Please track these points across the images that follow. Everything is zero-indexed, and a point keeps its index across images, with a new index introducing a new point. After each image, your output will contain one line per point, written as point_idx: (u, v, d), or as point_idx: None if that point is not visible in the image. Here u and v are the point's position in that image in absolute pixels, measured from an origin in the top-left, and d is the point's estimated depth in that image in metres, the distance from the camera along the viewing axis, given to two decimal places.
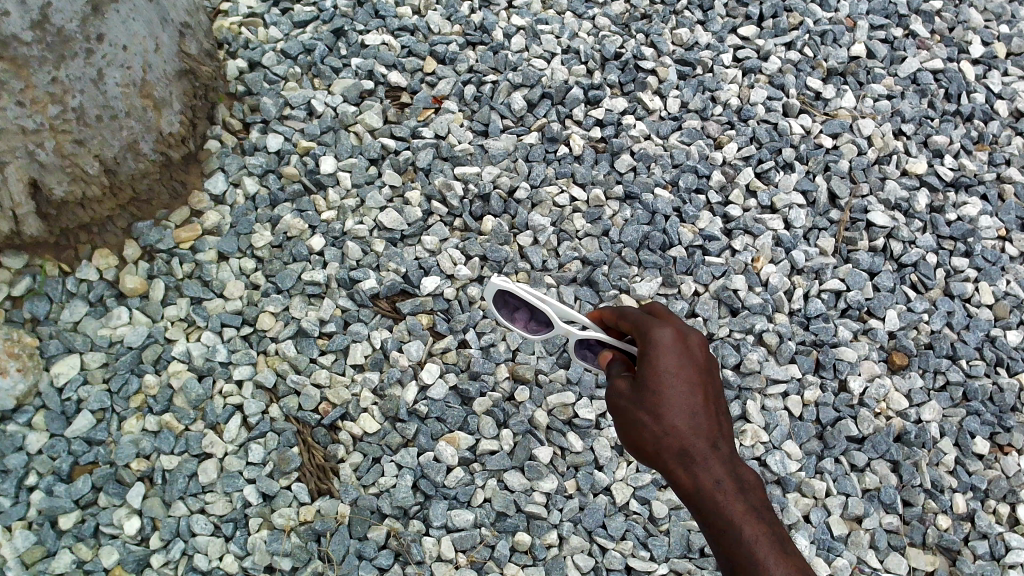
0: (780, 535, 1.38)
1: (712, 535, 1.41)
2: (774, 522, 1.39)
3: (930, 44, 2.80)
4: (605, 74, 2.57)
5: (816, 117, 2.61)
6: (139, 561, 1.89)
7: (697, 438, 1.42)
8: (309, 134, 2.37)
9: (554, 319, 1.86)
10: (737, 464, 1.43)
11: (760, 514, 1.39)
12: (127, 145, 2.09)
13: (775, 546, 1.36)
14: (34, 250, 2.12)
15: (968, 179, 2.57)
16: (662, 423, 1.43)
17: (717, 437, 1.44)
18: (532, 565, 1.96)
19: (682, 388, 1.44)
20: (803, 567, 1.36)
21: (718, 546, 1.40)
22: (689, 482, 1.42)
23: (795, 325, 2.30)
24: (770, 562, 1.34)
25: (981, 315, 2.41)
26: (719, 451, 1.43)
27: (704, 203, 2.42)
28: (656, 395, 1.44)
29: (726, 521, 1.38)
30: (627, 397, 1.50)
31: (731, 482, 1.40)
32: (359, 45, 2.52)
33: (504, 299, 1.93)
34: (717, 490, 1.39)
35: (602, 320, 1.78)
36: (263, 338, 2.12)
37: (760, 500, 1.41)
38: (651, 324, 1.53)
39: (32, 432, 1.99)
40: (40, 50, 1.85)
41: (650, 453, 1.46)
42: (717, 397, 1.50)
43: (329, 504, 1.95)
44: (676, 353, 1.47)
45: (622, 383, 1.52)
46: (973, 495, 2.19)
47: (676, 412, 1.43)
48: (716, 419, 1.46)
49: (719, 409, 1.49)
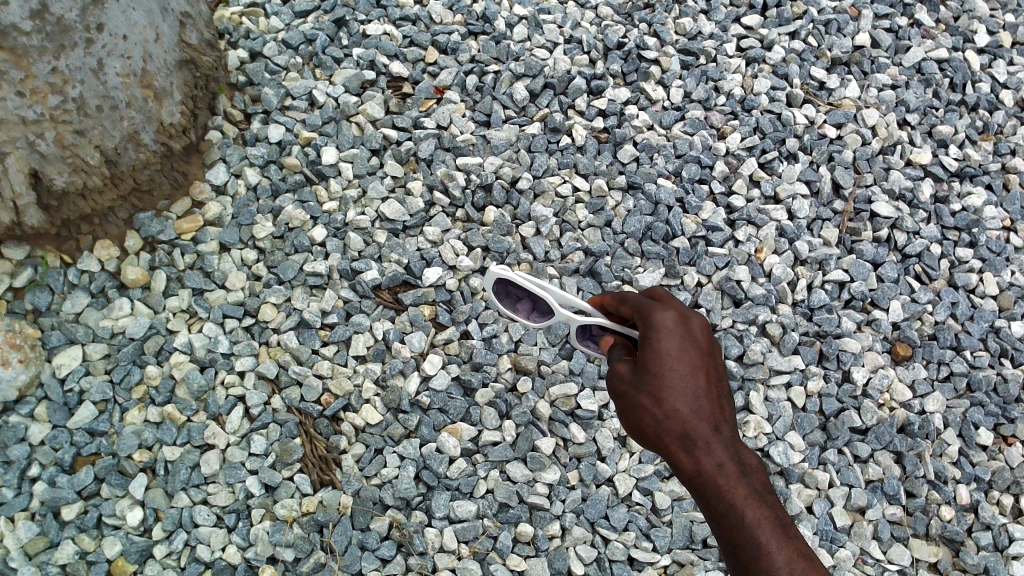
0: (783, 519, 1.37)
1: (714, 520, 1.40)
2: (776, 506, 1.39)
3: (935, 33, 2.78)
4: (607, 64, 2.55)
5: (820, 107, 2.60)
6: (142, 552, 1.90)
7: (698, 421, 1.42)
8: (311, 125, 2.35)
9: (554, 307, 1.90)
10: (739, 449, 1.42)
11: (763, 498, 1.38)
12: (127, 135, 2.08)
13: (778, 530, 1.35)
14: (35, 241, 2.11)
15: (973, 169, 2.56)
16: (663, 406, 1.43)
17: (719, 421, 1.44)
18: (535, 557, 1.95)
19: (683, 371, 1.44)
20: (806, 553, 1.35)
21: (720, 531, 1.39)
22: (691, 466, 1.41)
23: (798, 316, 2.29)
24: (772, 546, 1.34)
25: (986, 306, 2.40)
26: (721, 435, 1.42)
27: (707, 194, 2.40)
28: (657, 378, 1.44)
29: (728, 505, 1.37)
30: (627, 381, 1.49)
31: (733, 466, 1.39)
32: (360, 35, 2.50)
33: (505, 288, 1.98)
34: (719, 474, 1.39)
35: (603, 304, 1.80)
36: (265, 330, 2.12)
37: (762, 485, 1.40)
38: (652, 308, 1.53)
39: (35, 423, 1.99)
40: (40, 40, 1.84)
41: (651, 436, 1.45)
42: (719, 381, 1.49)
43: (332, 495, 1.94)
44: (677, 336, 1.47)
45: (623, 367, 1.52)
46: (976, 486, 2.19)
47: (677, 395, 1.42)
48: (718, 404, 1.45)
49: (721, 394, 1.48)
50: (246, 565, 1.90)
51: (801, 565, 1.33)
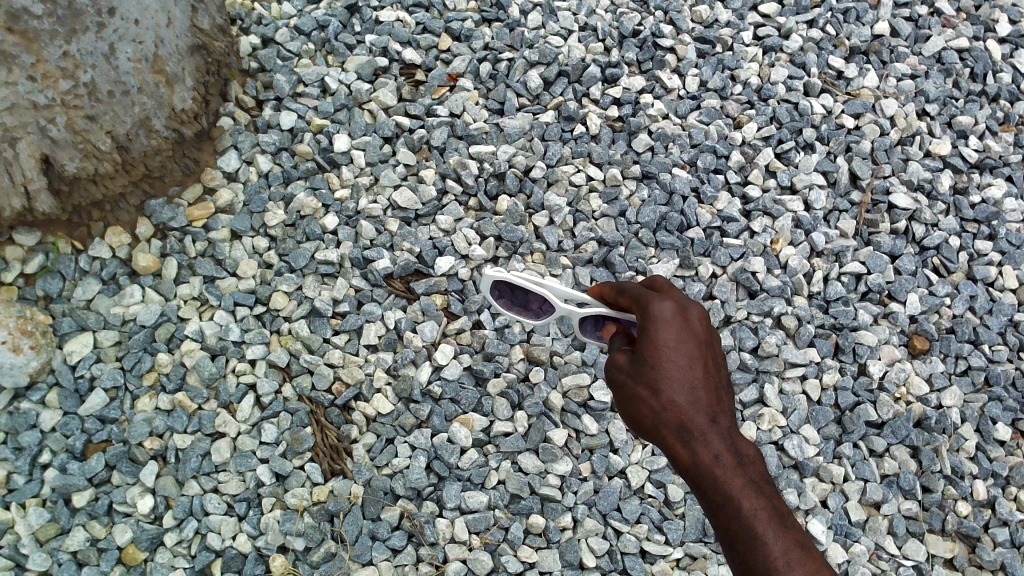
0: (780, 509, 1.35)
1: (710, 511, 1.38)
2: (774, 497, 1.36)
3: (955, 22, 2.73)
4: (623, 52, 2.52)
5: (838, 96, 2.56)
6: (153, 540, 1.89)
7: (696, 412, 1.39)
8: (323, 112, 2.33)
9: (556, 302, 1.84)
10: (737, 439, 1.40)
11: (760, 489, 1.36)
12: (139, 121, 2.07)
13: (775, 521, 1.33)
14: (47, 228, 2.10)
15: (993, 160, 2.52)
16: (661, 397, 1.40)
17: (717, 412, 1.41)
18: (547, 548, 1.94)
19: (681, 361, 1.40)
20: (803, 542, 1.33)
21: (718, 522, 1.36)
22: (687, 457, 1.39)
23: (814, 308, 2.26)
24: (769, 537, 1.31)
25: (1005, 300, 2.36)
26: (719, 426, 1.39)
27: (723, 183, 2.37)
28: (655, 369, 1.41)
29: (725, 497, 1.35)
30: (625, 371, 1.46)
31: (731, 456, 1.37)
32: (374, 21, 2.48)
33: (505, 285, 1.92)
34: (716, 465, 1.36)
35: (602, 295, 1.73)
36: (276, 318, 2.10)
37: (760, 475, 1.38)
38: (650, 297, 1.49)
39: (46, 409, 1.99)
40: (51, 24, 1.82)
41: (649, 428, 1.43)
42: (718, 371, 1.46)
43: (343, 485, 1.93)
44: (676, 326, 1.43)
45: (621, 357, 1.49)
46: (994, 481, 2.16)
47: (675, 386, 1.39)
48: (716, 394, 1.42)
49: (720, 384, 1.45)
50: (256, 554, 1.89)
51: (798, 555, 1.31)
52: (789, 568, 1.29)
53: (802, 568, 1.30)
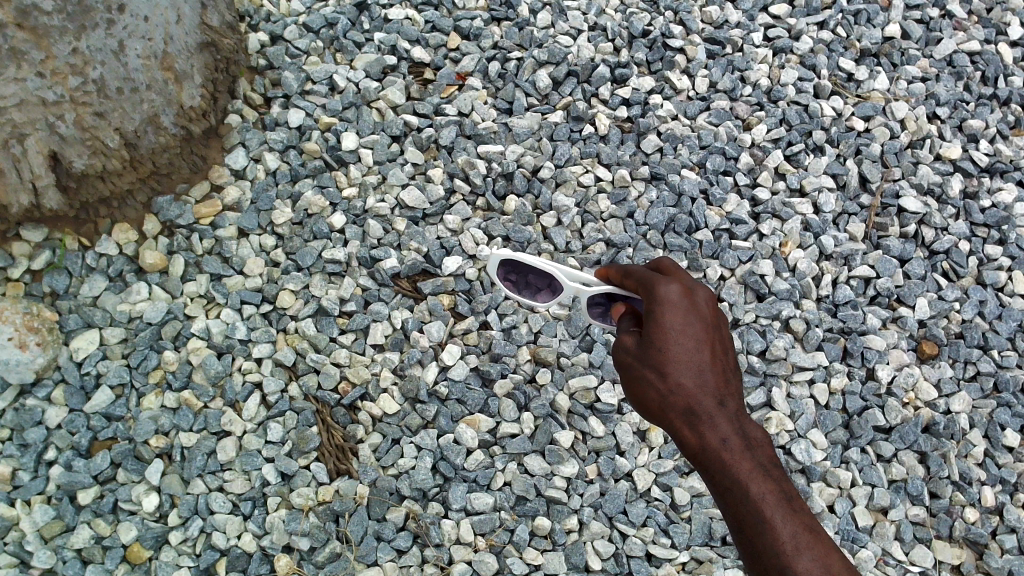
0: (789, 492, 1.34)
1: (719, 495, 1.36)
2: (783, 480, 1.35)
3: (967, 25, 2.72)
4: (632, 52, 2.51)
5: (848, 99, 2.55)
6: (158, 538, 1.89)
7: (703, 396, 1.38)
8: (331, 110, 2.32)
9: (561, 282, 1.85)
10: (745, 422, 1.39)
11: (769, 473, 1.34)
12: (147, 118, 2.06)
13: (784, 504, 1.32)
14: (54, 224, 2.10)
15: (1004, 164, 2.50)
16: (668, 381, 1.39)
17: (725, 396, 1.39)
18: (552, 550, 1.94)
19: (687, 345, 1.40)
20: (812, 525, 1.32)
21: (725, 505, 1.35)
22: (695, 441, 1.38)
23: (822, 311, 2.25)
24: (778, 520, 1.30)
25: (1016, 305, 2.34)
26: (727, 409, 1.38)
27: (731, 185, 2.36)
28: (661, 352, 1.40)
29: (733, 480, 1.34)
30: (632, 354, 1.45)
31: (738, 440, 1.36)
32: (382, 19, 2.47)
33: (514, 273, 1.95)
34: (723, 448, 1.35)
35: (608, 277, 1.75)
36: (282, 317, 2.09)
37: (768, 459, 1.37)
38: (657, 281, 1.49)
39: (52, 406, 1.98)
40: (61, 20, 1.80)
41: (656, 411, 1.42)
42: (725, 354, 1.45)
43: (348, 485, 1.93)
44: (682, 310, 1.43)
45: (628, 339, 1.47)
46: (1002, 488, 2.15)
47: (682, 369, 1.38)
48: (724, 378, 1.41)
49: (727, 367, 1.44)
50: (261, 553, 1.89)
51: (807, 539, 1.30)
52: (797, 552, 1.28)
53: (812, 551, 1.29)
